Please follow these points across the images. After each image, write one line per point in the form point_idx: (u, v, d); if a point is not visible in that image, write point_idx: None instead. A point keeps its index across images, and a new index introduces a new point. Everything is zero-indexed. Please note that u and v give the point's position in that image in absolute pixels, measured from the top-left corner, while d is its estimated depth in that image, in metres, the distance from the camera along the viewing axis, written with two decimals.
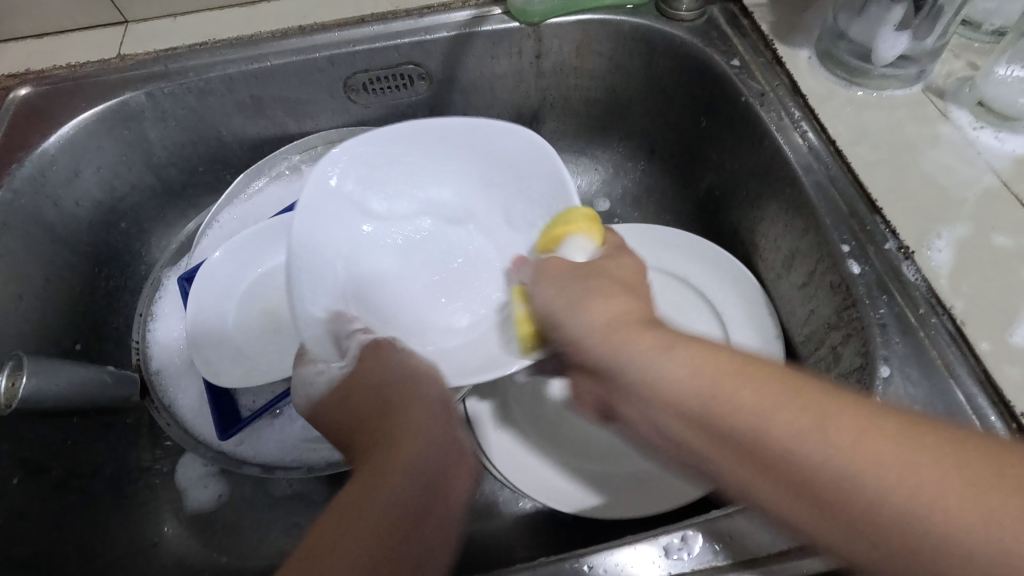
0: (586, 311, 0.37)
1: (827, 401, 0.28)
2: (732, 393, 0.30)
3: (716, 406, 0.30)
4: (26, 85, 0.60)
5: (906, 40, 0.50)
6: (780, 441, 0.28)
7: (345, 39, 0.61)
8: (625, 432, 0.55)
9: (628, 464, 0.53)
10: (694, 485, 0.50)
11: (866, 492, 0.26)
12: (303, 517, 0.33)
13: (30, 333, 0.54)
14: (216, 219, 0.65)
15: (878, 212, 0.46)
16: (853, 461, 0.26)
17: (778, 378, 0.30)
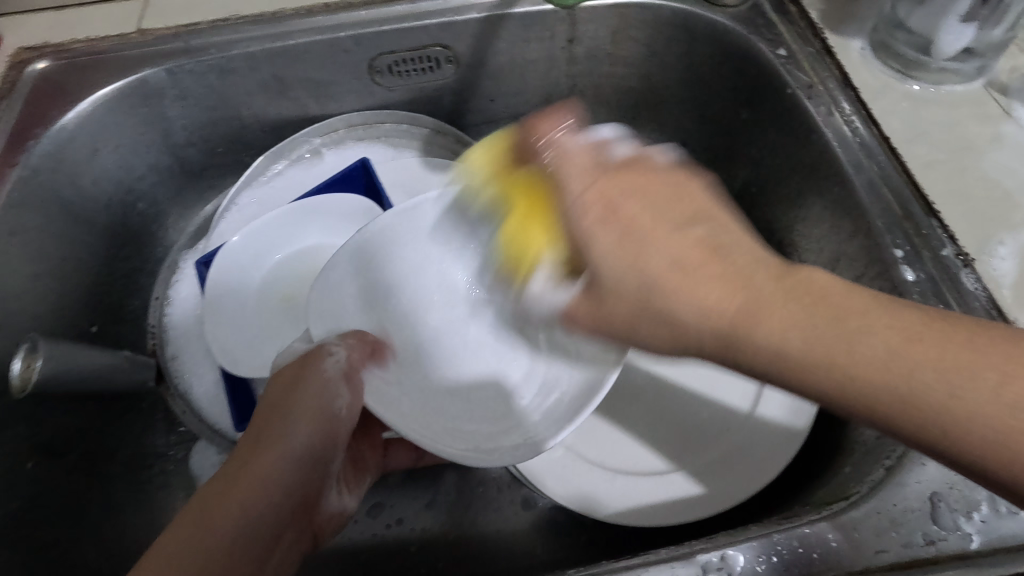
0: (610, 263, 0.33)
1: (876, 326, 0.27)
2: (798, 340, 0.28)
3: (796, 357, 0.28)
4: (44, 59, 0.58)
5: (971, 32, 0.47)
6: (864, 382, 0.26)
7: (372, 18, 0.59)
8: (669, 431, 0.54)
9: (680, 465, 0.51)
10: (748, 481, 0.48)
11: (959, 407, 0.25)
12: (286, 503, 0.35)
13: (45, 315, 0.53)
14: (235, 201, 0.64)
15: (935, 216, 0.43)
16: (929, 378, 0.25)
17: (821, 313, 0.28)
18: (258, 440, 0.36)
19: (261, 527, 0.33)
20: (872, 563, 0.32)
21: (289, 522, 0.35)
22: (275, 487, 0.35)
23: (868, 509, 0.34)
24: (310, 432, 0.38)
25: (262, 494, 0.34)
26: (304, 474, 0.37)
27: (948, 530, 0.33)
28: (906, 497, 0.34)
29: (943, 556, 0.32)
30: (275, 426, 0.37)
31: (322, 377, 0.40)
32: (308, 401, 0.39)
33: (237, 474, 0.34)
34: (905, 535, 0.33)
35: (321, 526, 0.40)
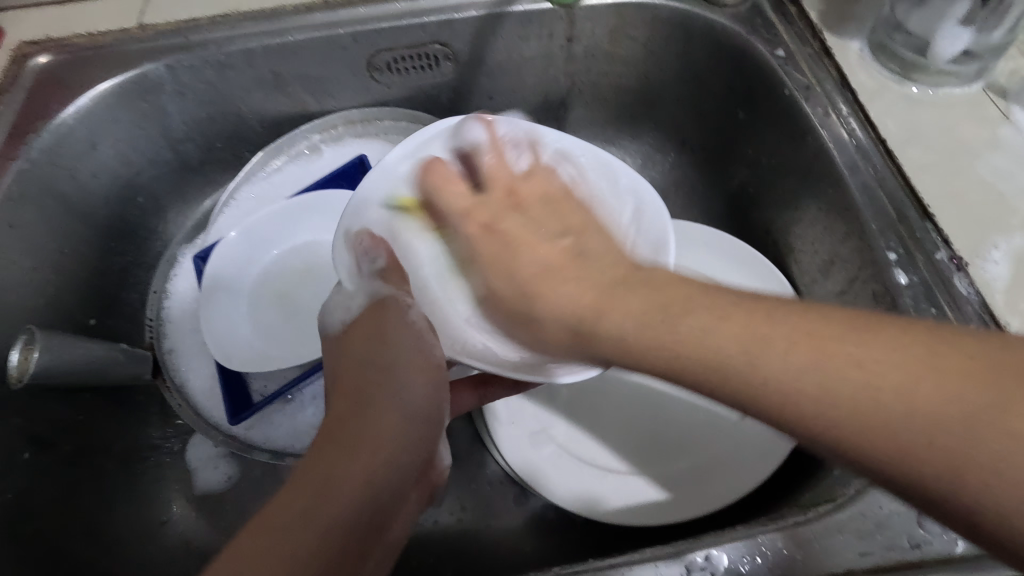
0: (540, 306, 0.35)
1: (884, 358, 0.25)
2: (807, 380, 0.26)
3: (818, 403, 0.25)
4: (44, 54, 0.58)
5: (969, 36, 0.47)
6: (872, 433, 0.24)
7: (371, 15, 0.59)
8: (643, 439, 0.53)
9: (645, 471, 0.51)
10: (714, 499, 0.48)
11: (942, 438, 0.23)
12: (389, 478, 0.33)
13: (43, 307, 0.53)
14: (235, 196, 0.64)
15: (929, 219, 0.43)
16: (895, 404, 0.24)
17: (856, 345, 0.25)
18: (363, 399, 0.36)
19: (384, 492, 0.33)
20: (856, 564, 0.33)
21: (407, 487, 0.35)
22: (392, 450, 0.34)
23: (853, 511, 0.34)
24: (417, 388, 0.38)
25: (380, 458, 0.34)
26: (416, 431, 0.37)
27: (932, 533, 0.33)
28: (892, 499, 0.34)
29: (926, 559, 0.32)
30: (380, 381, 0.37)
31: (412, 329, 0.41)
32: (409, 354, 0.39)
33: (353, 437, 0.34)
34: (889, 538, 0.33)
35: (435, 476, 0.40)
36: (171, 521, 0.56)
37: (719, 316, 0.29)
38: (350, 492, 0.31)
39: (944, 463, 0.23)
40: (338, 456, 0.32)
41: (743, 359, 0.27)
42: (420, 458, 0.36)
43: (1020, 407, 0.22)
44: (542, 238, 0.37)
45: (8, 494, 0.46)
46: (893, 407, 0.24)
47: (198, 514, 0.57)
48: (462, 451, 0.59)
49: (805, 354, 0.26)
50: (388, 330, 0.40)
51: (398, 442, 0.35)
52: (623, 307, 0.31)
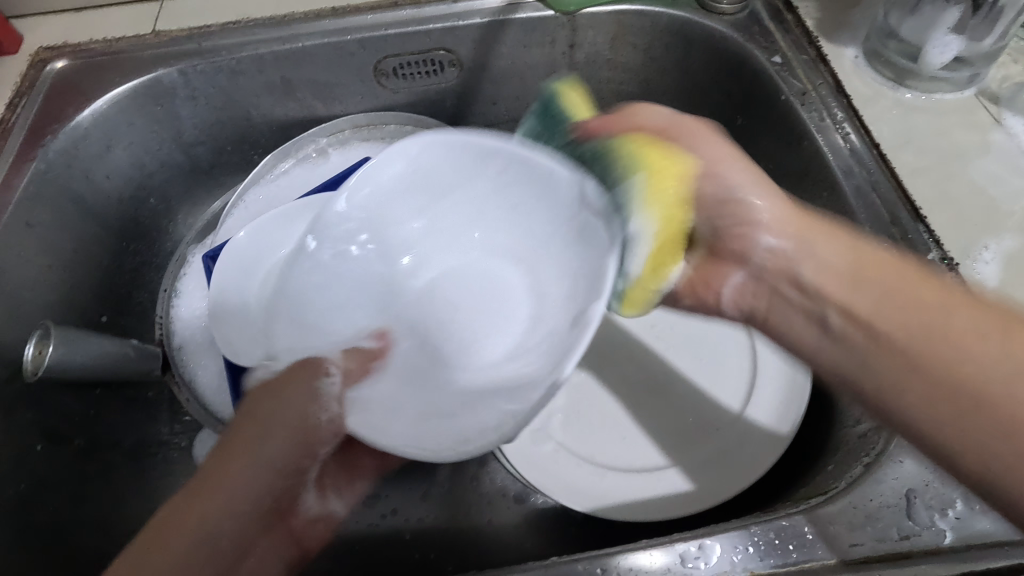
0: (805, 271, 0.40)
1: (973, 321, 0.33)
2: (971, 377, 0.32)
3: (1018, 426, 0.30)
4: (62, 59, 0.60)
5: (959, 44, 0.48)
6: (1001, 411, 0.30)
7: (378, 22, 0.61)
8: (666, 425, 0.54)
9: (674, 459, 0.52)
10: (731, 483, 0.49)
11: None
12: (240, 535, 0.34)
13: (56, 304, 0.55)
14: (243, 198, 0.65)
15: (921, 221, 0.44)
16: (975, 358, 0.32)
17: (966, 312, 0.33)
18: (249, 437, 0.35)
19: (221, 550, 0.33)
20: (846, 556, 0.33)
21: (255, 534, 0.36)
22: (237, 504, 0.34)
23: (843, 504, 0.35)
24: (282, 443, 0.36)
25: (236, 505, 0.34)
26: (271, 481, 0.36)
27: (921, 525, 0.34)
28: (882, 492, 0.35)
29: (915, 550, 0.33)
30: (245, 448, 0.35)
31: (314, 394, 0.38)
32: (275, 416, 0.36)
33: (206, 488, 0.34)
34: (878, 530, 0.34)
35: (298, 524, 0.42)
36: None
37: (904, 306, 0.35)
38: (202, 544, 0.33)
39: (954, 411, 0.32)
40: (200, 512, 0.33)
41: (1002, 386, 0.31)
42: (268, 500, 0.36)
43: (1000, 337, 0.32)
44: (750, 188, 0.42)
45: (21, 484, 0.47)
46: (973, 374, 0.32)
47: None
48: None
49: (975, 339, 0.32)
50: (288, 383, 0.37)
51: (255, 499, 0.35)
52: (870, 296, 0.37)
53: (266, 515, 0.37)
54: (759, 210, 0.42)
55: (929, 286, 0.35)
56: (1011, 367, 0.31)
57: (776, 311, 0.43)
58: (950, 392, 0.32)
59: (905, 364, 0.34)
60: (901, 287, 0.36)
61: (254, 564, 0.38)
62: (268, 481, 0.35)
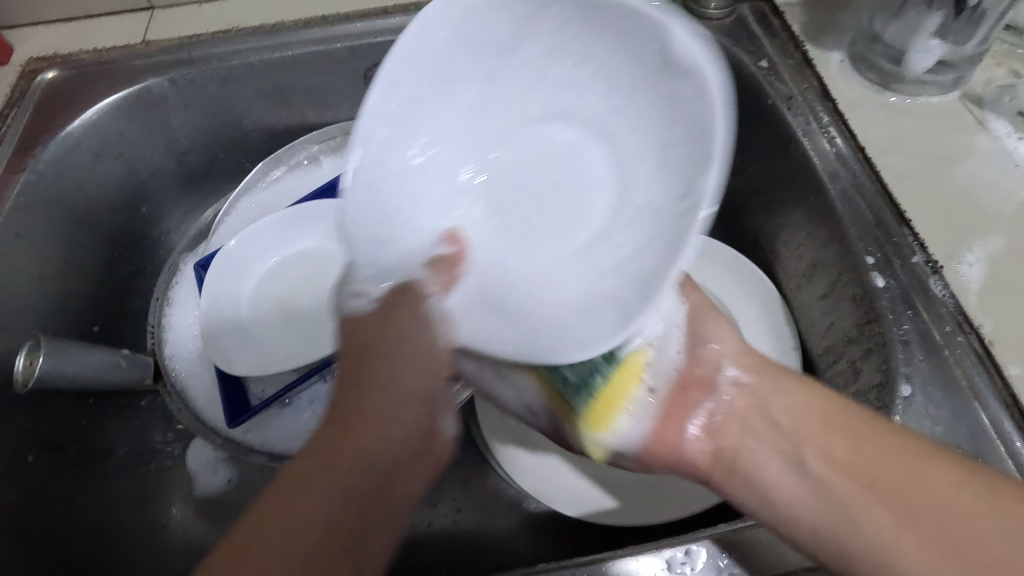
0: (771, 472, 0.40)
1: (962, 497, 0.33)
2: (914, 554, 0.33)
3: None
4: (52, 69, 0.60)
5: (940, 49, 0.49)
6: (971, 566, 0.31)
7: (367, 30, 0.61)
8: None
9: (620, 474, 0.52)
10: (673, 508, 0.49)
11: None
12: (379, 475, 0.35)
13: (48, 314, 0.55)
14: (235, 207, 0.66)
15: (906, 224, 0.45)
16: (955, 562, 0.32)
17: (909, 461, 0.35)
18: (359, 377, 0.38)
19: (374, 477, 0.35)
20: None
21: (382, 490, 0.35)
22: (392, 423, 0.37)
23: None
24: (411, 363, 0.39)
25: (362, 456, 0.35)
26: (413, 411, 0.38)
27: None
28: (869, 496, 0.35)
29: None
30: (371, 379, 0.38)
31: (429, 317, 0.40)
32: (400, 342, 0.39)
33: (359, 417, 0.36)
34: None
35: (444, 450, 0.40)
36: (171, 524, 0.56)
37: (823, 424, 0.39)
38: (365, 463, 0.35)
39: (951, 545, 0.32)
40: (328, 457, 0.34)
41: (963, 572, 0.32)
42: (418, 429, 0.38)
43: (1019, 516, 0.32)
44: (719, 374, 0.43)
45: None
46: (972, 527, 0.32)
47: (200, 517, 0.57)
48: (459, 454, 0.60)
49: (876, 500, 0.35)
50: (393, 317, 0.40)
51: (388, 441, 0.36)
52: (794, 462, 0.39)
53: (421, 444, 0.38)
54: (730, 367, 0.43)
55: (908, 450, 0.35)
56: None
57: (748, 450, 0.41)
58: (879, 487, 0.35)
59: (859, 486, 0.36)
60: (866, 450, 0.37)
61: (400, 494, 0.36)
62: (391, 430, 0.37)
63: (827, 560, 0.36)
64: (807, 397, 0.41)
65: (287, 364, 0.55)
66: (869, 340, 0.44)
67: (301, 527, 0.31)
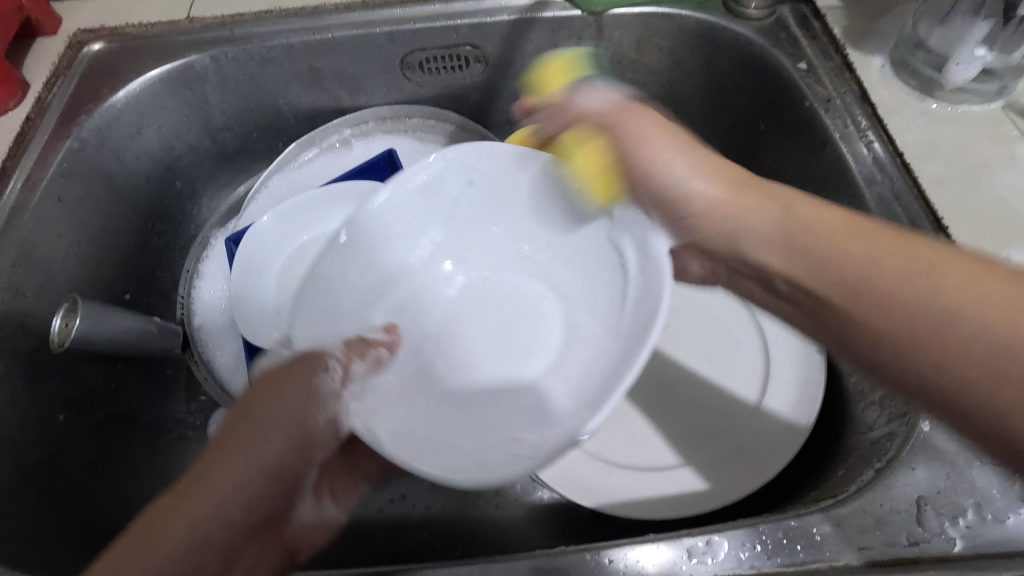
0: (747, 242, 0.40)
1: (975, 274, 0.31)
2: (965, 305, 0.30)
3: (956, 359, 0.30)
4: (99, 41, 0.62)
5: (980, 62, 0.48)
6: (980, 354, 0.29)
7: (407, 16, 0.62)
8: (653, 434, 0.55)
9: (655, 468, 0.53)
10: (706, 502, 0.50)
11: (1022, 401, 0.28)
12: (255, 519, 0.34)
13: (83, 279, 0.56)
14: (267, 184, 0.66)
15: (943, 232, 0.44)
16: (1012, 335, 0.28)
17: (897, 239, 0.34)
18: (230, 438, 0.34)
19: (210, 553, 0.32)
20: (855, 559, 0.33)
21: (245, 541, 0.34)
22: (249, 500, 0.33)
23: (854, 507, 0.35)
24: (280, 442, 0.35)
25: (220, 503, 0.32)
26: (270, 487, 0.34)
27: (932, 532, 0.34)
28: (894, 498, 0.35)
29: (924, 557, 0.33)
30: (254, 434, 0.35)
31: (313, 391, 0.37)
32: (274, 412, 0.35)
33: (193, 488, 0.32)
34: (887, 535, 0.34)
35: (293, 537, 0.39)
36: None
37: (846, 229, 0.35)
38: (207, 503, 0.32)
39: (992, 374, 0.29)
40: (203, 491, 0.32)
41: (952, 308, 0.30)
42: (267, 510, 0.35)
43: (1010, 299, 0.29)
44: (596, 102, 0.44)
45: (42, 452, 0.49)
46: (967, 327, 0.30)
47: None
48: None
49: (902, 261, 0.33)
50: (280, 385, 0.36)
51: (248, 489, 0.33)
52: (867, 242, 0.34)
53: (260, 523, 0.35)
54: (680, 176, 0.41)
55: (907, 236, 0.34)
56: (1001, 307, 0.29)
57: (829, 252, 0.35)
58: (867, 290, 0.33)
59: (868, 312, 0.33)
60: (824, 250, 0.35)
61: (240, 573, 0.34)
62: (264, 470, 0.34)
63: (960, 388, 0.30)
64: (834, 208, 0.36)
65: None
66: None
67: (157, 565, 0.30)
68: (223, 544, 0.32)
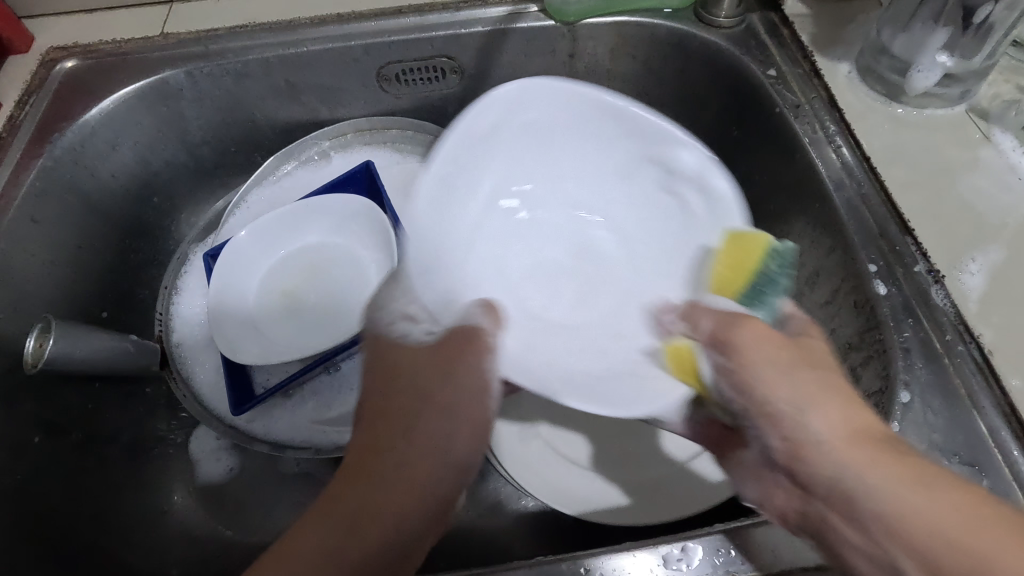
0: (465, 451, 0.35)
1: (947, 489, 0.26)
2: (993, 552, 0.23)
3: None
4: (72, 59, 0.62)
5: (939, 70, 0.50)
6: None
7: (381, 29, 0.62)
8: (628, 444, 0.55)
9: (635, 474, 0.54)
10: (688, 506, 0.50)
11: None
12: (423, 517, 0.33)
13: (58, 299, 0.56)
14: (245, 199, 0.66)
15: (909, 234, 0.45)
16: None
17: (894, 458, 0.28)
18: (398, 416, 0.35)
19: (414, 532, 0.32)
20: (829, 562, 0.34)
21: (426, 530, 0.33)
22: (438, 465, 0.34)
23: None
24: (455, 426, 0.35)
25: (401, 484, 0.32)
26: (445, 461, 0.34)
27: None
28: None
29: None
30: (429, 413, 0.35)
31: (472, 366, 0.37)
32: (431, 393, 0.36)
33: (371, 470, 0.33)
34: None
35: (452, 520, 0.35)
36: (172, 510, 0.58)
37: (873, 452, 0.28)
38: (405, 479, 0.33)
39: None
40: (356, 481, 0.32)
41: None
42: (443, 499, 0.34)
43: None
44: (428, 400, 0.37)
45: (17, 475, 0.48)
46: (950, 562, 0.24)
47: (199, 505, 0.59)
48: None
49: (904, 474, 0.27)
50: (450, 362, 0.37)
51: (428, 467, 0.33)
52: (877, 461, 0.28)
53: (440, 508, 0.34)
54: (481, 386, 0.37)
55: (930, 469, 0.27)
56: None
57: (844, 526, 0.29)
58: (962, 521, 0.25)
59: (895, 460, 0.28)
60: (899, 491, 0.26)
61: (414, 574, 0.32)
62: (433, 459, 0.34)
63: None
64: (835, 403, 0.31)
65: (291, 355, 0.54)
66: (869, 347, 0.43)
67: (344, 565, 0.29)
68: (386, 541, 0.31)
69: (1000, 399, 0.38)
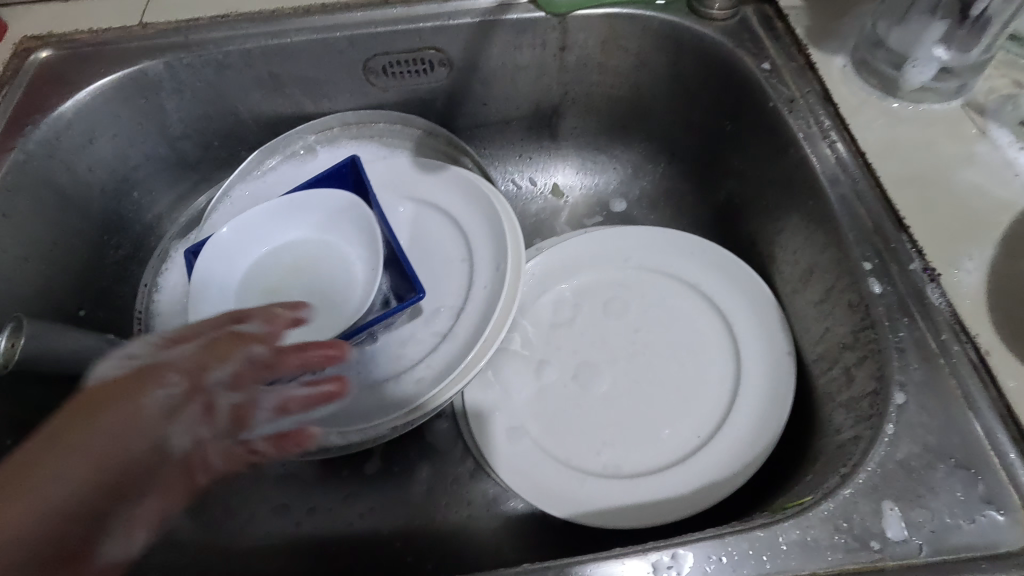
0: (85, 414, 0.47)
1: None
2: None
3: None
4: (47, 48, 0.60)
5: (935, 65, 0.49)
6: None
7: (367, 20, 0.60)
8: (629, 441, 0.54)
9: (635, 472, 0.52)
10: (681, 508, 0.49)
11: None
12: (60, 546, 0.39)
13: (33, 298, 0.54)
14: (229, 193, 0.63)
15: (904, 231, 0.44)
16: None
17: None
18: (86, 424, 0.42)
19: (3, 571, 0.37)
20: (821, 569, 0.33)
21: (48, 563, 0.38)
22: (54, 507, 0.39)
23: (821, 513, 0.34)
24: (104, 459, 0.41)
25: (39, 504, 0.38)
26: (165, 470, 0.46)
27: (896, 538, 0.33)
28: (858, 504, 0.34)
29: (890, 563, 0.33)
30: (80, 455, 0.41)
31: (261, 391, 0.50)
32: (105, 436, 0.42)
33: (22, 488, 0.39)
34: (854, 541, 0.33)
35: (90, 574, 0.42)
36: None
37: None
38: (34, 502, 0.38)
39: None
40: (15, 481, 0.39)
41: None
42: (71, 540, 0.40)
43: None
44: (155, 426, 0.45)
45: None
46: None
47: None
48: (445, 448, 0.61)
49: None
50: (102, 413, 0.43)
51: (93, 484, 0.41)
52: None
53: (81, 534, 0.40)
54: (176, 440, 0.45)
55: None
56: None
57: None
58: None
59: None
60: None
61: None
62: (136, 455, 0.43)
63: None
64: None
65: None
66: (863, 346, 0.42)
67: (11, 545, 0.37)
68: (33, 548, 0.38)
69: (997, 401, 0.37)
